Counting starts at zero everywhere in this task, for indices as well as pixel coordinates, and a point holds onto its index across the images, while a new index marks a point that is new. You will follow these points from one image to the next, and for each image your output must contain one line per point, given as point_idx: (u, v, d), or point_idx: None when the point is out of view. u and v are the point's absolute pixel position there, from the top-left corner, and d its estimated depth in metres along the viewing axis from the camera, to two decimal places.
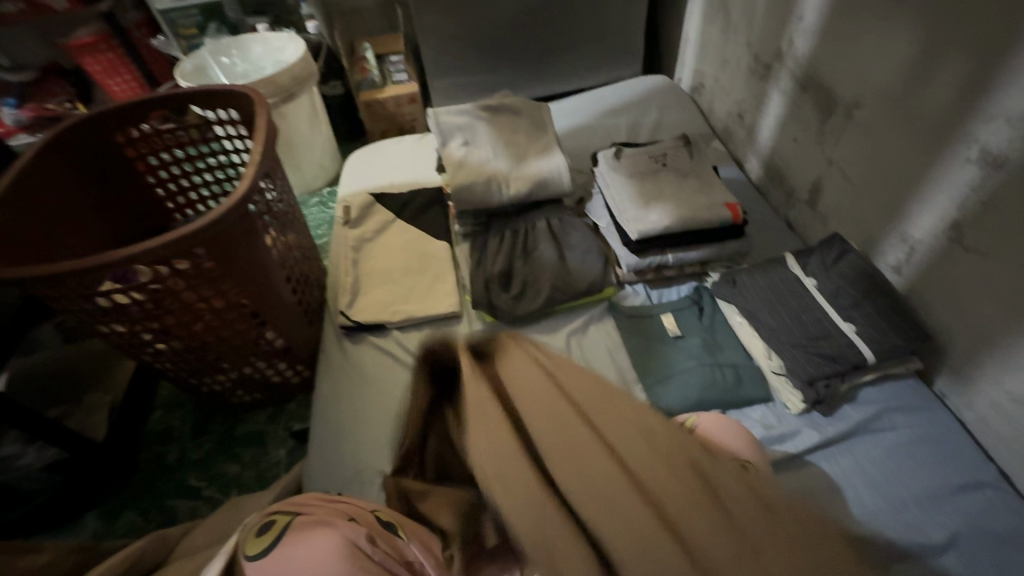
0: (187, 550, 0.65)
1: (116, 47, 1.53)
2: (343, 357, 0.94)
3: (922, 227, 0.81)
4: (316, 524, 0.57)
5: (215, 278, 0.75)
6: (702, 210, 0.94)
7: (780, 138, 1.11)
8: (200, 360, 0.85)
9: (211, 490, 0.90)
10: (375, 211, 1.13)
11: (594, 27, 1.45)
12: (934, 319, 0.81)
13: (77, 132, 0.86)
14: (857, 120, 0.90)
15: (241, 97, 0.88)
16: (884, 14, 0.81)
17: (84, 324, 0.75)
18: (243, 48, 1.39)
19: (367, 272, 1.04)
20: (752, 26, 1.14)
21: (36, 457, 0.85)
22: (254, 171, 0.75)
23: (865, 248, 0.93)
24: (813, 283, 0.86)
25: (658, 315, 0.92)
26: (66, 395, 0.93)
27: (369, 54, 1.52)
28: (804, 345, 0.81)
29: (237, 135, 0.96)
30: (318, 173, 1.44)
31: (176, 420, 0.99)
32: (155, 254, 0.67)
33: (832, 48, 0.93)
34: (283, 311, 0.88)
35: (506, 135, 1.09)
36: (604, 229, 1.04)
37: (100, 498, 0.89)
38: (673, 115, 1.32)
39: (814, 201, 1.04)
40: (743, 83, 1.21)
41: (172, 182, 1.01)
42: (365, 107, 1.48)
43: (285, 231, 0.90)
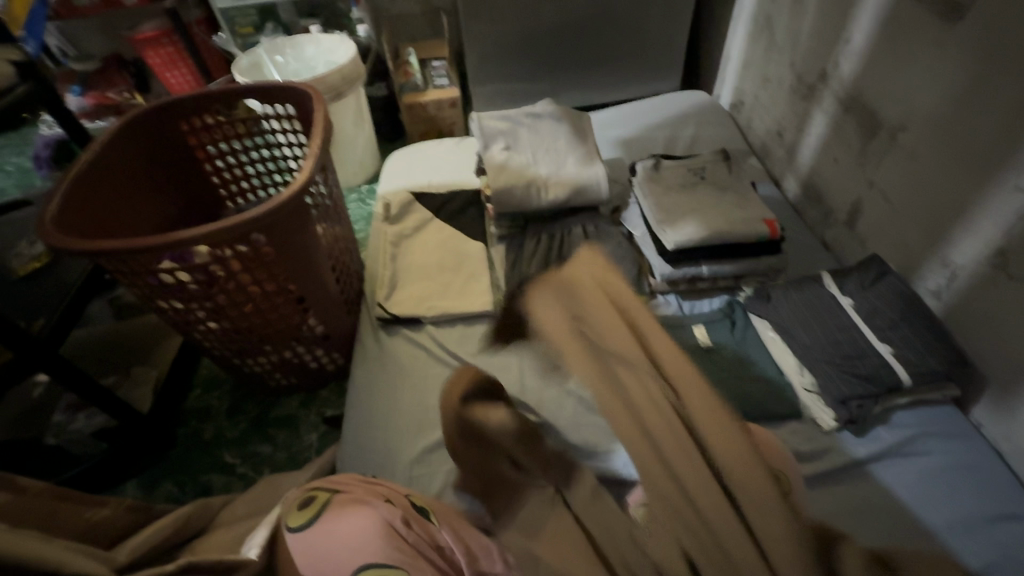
0: (228, 519, 0.68)
1: (177, 42, 1.61)
2: (379, 347, 0.97)
3: (965, 253, 0.80)
4: (355, 503, 0.59)
5: (269, 262, 0.79)
6: (739, 224, 0.94)
7: (819, 158, 1.11)
8: (245, 341, 0.89)
9: (244, 468, 0.93)
10: (414, 209, 1.16)
11: (636, 41, 1.47)
12: (975, 346, 0.80)
13: (147, 119, 0.91)
14: (901, 143, 0.90)
15: (300, 94, 0.93)
16: (934, 39, 0.81)
17: (145, 298, 0.79)
18: (296, 47, 1.45)
19: (405, 267, 1.07)
20: (796, 46, 1.15)
21: (86, 423, 0.89)
22: (312, 164, 0.78)
23: (904, 272, 0.93)
24: (849, 303, 0.86)
25: (690, 325, 0.92)
26: (117, 366, 0.97)
27: (413, 58, 1.57)
28: (839, 363, 0.81)
29: (292, 129, 1.01)
30: (359, 170, 1.49)
31: (215, 398, 1.03)
32: (219, 236, 0.71)
33: (879, 71, 0.93)
34: (326, 299, 0.91)
35: (547, 142, 1.11)
36: (638, 238, 1.05)
37: (141, 467, 0.92)
38: (711, 130, 1.33)
39: (852, 222, 1.04)
40: (784, 102, 1.21)
41: (226, 171, 1.06)
42: (407, 109, 1.53)
43: (333, 223, 0.93)
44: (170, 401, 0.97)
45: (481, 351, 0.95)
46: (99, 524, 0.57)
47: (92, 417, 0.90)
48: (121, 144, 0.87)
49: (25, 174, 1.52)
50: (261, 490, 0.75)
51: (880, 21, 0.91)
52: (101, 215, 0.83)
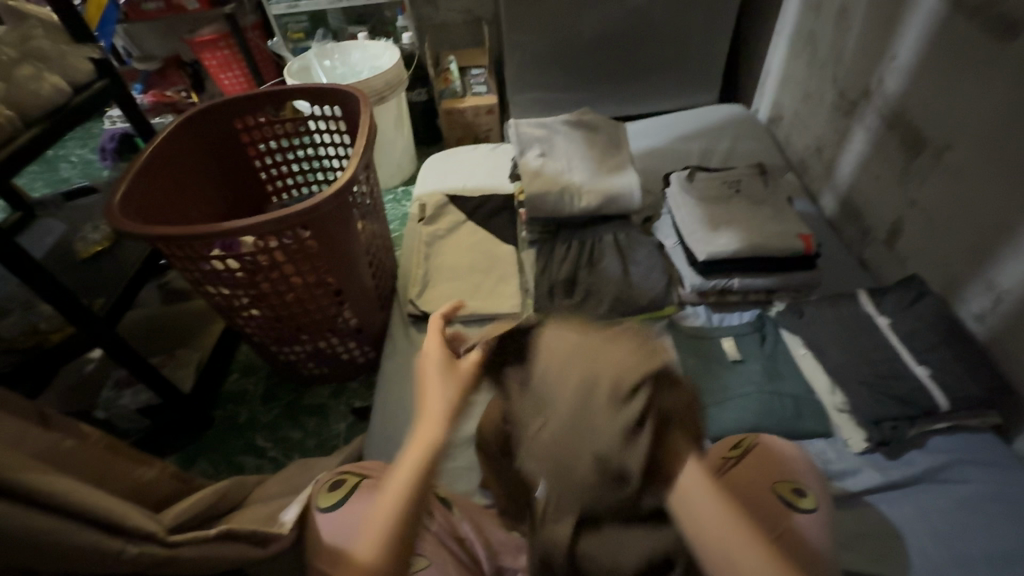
0: (260, 496, 0.71)
1: (232, 45, 1.69)
2: (408, 343, 1.00)
3: (1010, 276, 0.78)
4: (383, 488, 0.61)
5: (311, 255, 0.83)
6: (773, 238, 0.93)
7: (860, 175, 1.09)
8: (284, 330, 0.93)
9: (275, 452, 0.96)
10: (449, 211, 1.20)
11: (674, 54, 1.48)
12: (1019, 374, 0.78)
13: (206, 116, 0.97)
14: (948, 162, 0.88)
15: (347, 96, 0.97)
16: (985, 57, 0.80)
17: (195, 283, 0.84)
18: (343, 53, 1.52)
19: (437, 266, 1.10)
20: (839, 62, 1.14)
21: (131, 400, 0.94)
22: (356, 163, 0.82)
23: (946, 293, 0.90)
24: (886, 322, 0.85)
25: (718, 338, 0.92)
26: (164, 347, 1.03)
27: (454, 66, 1.62)
28: (873, 383, 0.79)
29: (337, 130, 1.05)
30: (396, 172, 1.53)
31: (251, 384, 1.07)
32: (267, 228, 0.75)
33: (926, 89, 0.91)
34: (361, 294, 0.95)
35: (582, 150, 1.13)
36: (670, 248, 1.05)
37: (180, 444, 0.97)
38: (748, 143, 1.32)
39: (893, 241, 1.01)
40: (825, 118, 1.20)
41: (274, 168, 1.11)
42: (445, 114, 1.57)
43: (371, 221, 0.97)
44: (209, 383, 1.02)
45: None
46: (144, 484, 0.60)
47: (137, 394, 0.94)
48: (181, 138, 0.93)
49: (88, 166, 1.63)
50: (292, 473, 0.78)
51: (928, 38, 0.90)
52: (160, 204, 0.88)
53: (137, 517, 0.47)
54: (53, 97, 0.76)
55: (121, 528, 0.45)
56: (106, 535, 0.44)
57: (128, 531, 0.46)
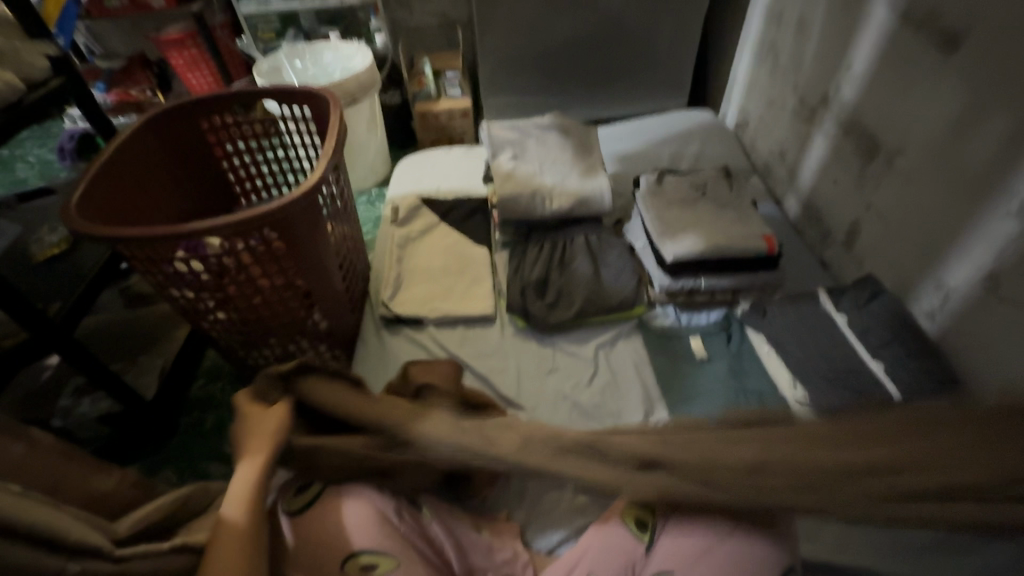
0: (225, 503, 0.70)
1: (201, 44, 1.66)
2: (380, 345, 0.99)
3: (956, 275, 0.82)
4: (351, 493, 0.62)
5: (279, 257, 0.82)
6: (737, 239, 0.96)
7: (820, 179, 1.14)
8: (252, 334, 0.92)
9: None
10: (421, 213, 1.19)
11: (645, 60, 1.51)
12: (966, 368, 0.82)
13: (170, 116, 0.95)
14: (899, 167, 0.92)
15: (317, 97, 0.96)
16: (931, 68, 0.84)
17: (158, 286, 0.82)
18: (315, 54, 1.50)
19: (410, 268, 1.10)
20: (800, 71, 1.18)
21: (90, 407, 0.93)
22: (326, 164, 0.81)
23: (899, 293, 0.94)
24: (844, 320, 0.88)
25: (687, 337, 0.97)
26: (127, 353, 1.00)
27: (428, 69, 1.62)
28: (830, 378, 0.83)
29: (307, 131, 1.04)
30: (369, 174, 1.52)
31: (218, 389, 1.05)
32: (231, 229, 0.74)
33: (878, 97, 0.96)
34: (332, 297, 0.94)
35: (554, 153, 1.14)
36: (639, 250, 1.08)
37: (142, 453, 0.94)
38: (715, 148, 1.36)
39: (850, 242, 1.06)
40: (787, 124, 1.24)
41: (242, 169, 1.09)
42: (419, 116, 1.57)
43: (342, 223, 0.96)
44: (174, 389, 1.00)
45: (481, 353, 0.97)
46: (102, 495, 0.59)
47: (96, 401, 0.93)
48: (143, 138, 0.91)
49: (47, 165, 1.57)
50: None
51: (879, 49, 0.94)
52: (121, 205, 0.86)
53: (81, 534, 0.46)
54: (5, 94, 0.73)
55: (61, 543, 0.44)
56: (50, 541, 0.43)
57: (68, 548, 0.45)
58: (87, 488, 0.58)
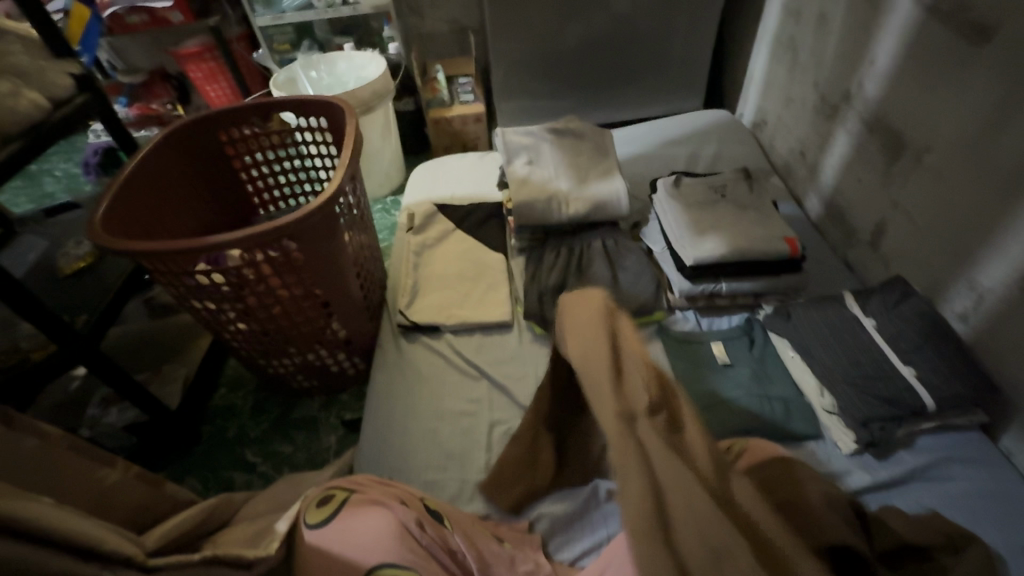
0: (249, 513, 0.70)
1: (218, 57, 1.69)
2: (398, 354, 0.99)
3: (991, 276, 0.79)
4: (373, 503, 0.61)
5: (298, 267, 0.82)
6: (759, 242, 0.94)
7: (843, 177, 1.11)
8: (272, 343, 0.92)
9: (264, 467, 0.95)
10: (437, 220, 1.19)
11: (659, 61, 1.49)
12: (1002, 372, 0.79)
13: (190, 129, 0.96)
14: (927, 164, 0.89)
15: (333, 107, 0.97)
16: (961, 62, 0.81)
17: (180, 298, 0.83)
18: (330, 64, 1.52)
19: (426, 276, 1.10)
20: (820, 67, 1.15)
21: (115, 418, 0.92)
22: (342, 174, 0.82)
23: (930, 294, 0.91)
24: (872, 324, 0.85)
25: (708, 342, 0.93)
26: (151, 363, 1.02)
27: (441, 75, 1.62)
28: (860, 384, 0.80)
29: (324, 141, 1.05)
30: (384, 181, 1.53)
31: (239, 399, 1.06)
32: (251, 241, 0.74)
33: (904, 93, 0.93)
34: (350, 305, 0.94)
35: (569, 157, 1.13)
36: (657, 253, 1.06)
37: (166, 462, 0.95)
38: (733, 148, 1.33)
39: (876, 242, 1.03)
40: (807, 122, 1.21)
41: (260, 180, 1.10)
42: (433, 123, 1.57)
43: (359, 231, 0.96)
44: (197, 399, 1.01)
45: (498, 360, 0.96)
46: (112, 488, 0.60)
47: (121, 412, 0.93)
48: (163, 152, 0.92)
49: (72, 180, 1.61)
50: (279, 488, 0.76)
51: (905, 43, 0.92)
52: (143, 218, 0.87)
53: (115, 546, 0.46)
54: (32, 112, 0.75)
55: (92, 552, 0.45)
56: (71, 557, 0.43)
57: (102, 556, 0.46)
58: (94, 484, 0.59)
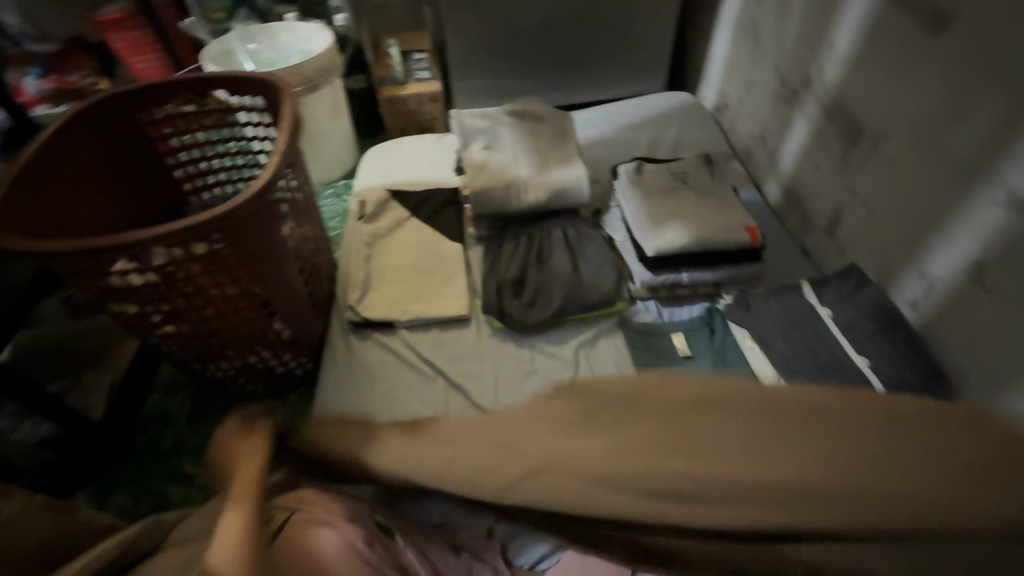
0: (181, 536, 0.64)
1: (143, 26, 1.53)
2: (349, 352, 0.94)
3: (942, 265, 0.80)
4: (314, 524, 0.56)
5: (231, 264, 0.75)
6: (720, 231, 0.93)
7: (802, 163, 1.10)
8: (207, 346, 0.85)
9: (206, 478, 0.88)
10: (390, 208, 1.13)
11: (620, 39, 1.45)
12: (948, 358, 0.81)
13: (102, 109, 0.86)
14: (884, 152, 0.89)
15: (269, 85, 0.88)
16: (918, 48, 0.80)
17: (95, 300, 0.75)
18: (270, 36, 1.40)
19: (379, 268, 1.03)
20: (781, 51, 1.14)
21: (32, 432, 0.85)
22: (277, 161, 0.74)
23: (883, 282, 0.92)
24: (828, 314, 0.86)
25: (669, 334, 0.92)
26: (72, 369, 0.93)
27: (393, 50, 1.52)
28: (815, 374, 0.81)
29: (260, 122, 0.95)
30: (335, 165, 1.44)
31: (177, 404, 0.97)
32: (172, 237, 0.66)
33: (863, 79, 0.92)
34: (293, 302, 0.88)
35: (529, 142, 1.08)
36: (619, 242, 1.03)
37: (93, 477, 0.87)
38: (695, 132, 1.31)
39: (833, 230, 1.03)
40: (768, 107, 1.20)
41: (190, 165, 1.00)
42: (386, 102, 1.48)
43: (301, 222, 0.89)
44: (127, 406, 0.93)
45: (456, 358, 0.92)
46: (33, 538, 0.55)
47: (37, 426, 0.86)
48: (70, 134, 0.82)
49: None
50: None
51: (864, 28, 0.90)
52: (48, 210, 0.77)
53: None
54: None
55: None
56: None
57: None
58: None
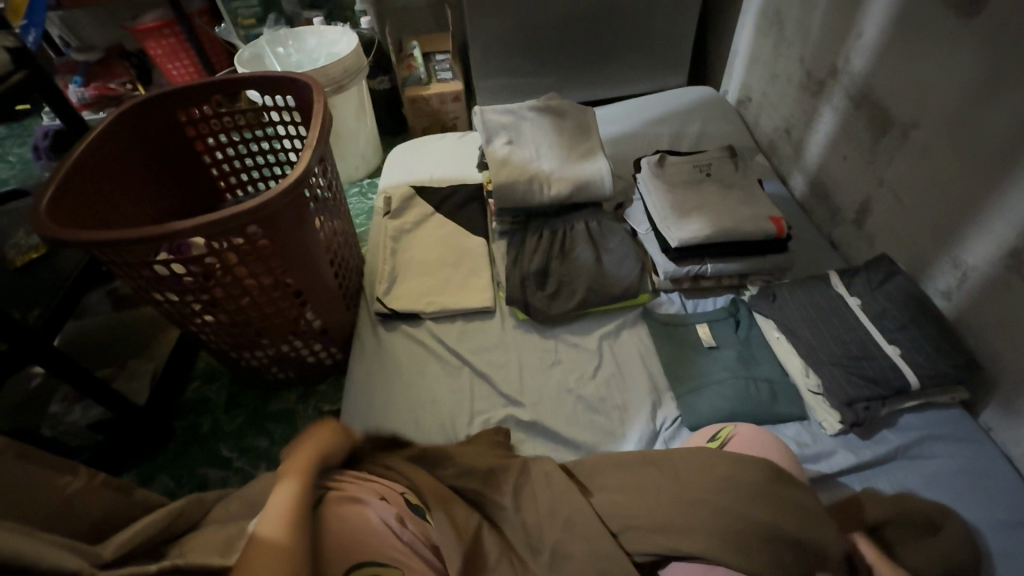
0: (221, 516, 0.67)
1: (179, 33, 1.59)
2: (377, 343, 0.96)
3: (977, 254, 0.78)
4: (349, 501, 0.58)
5: (266, 255, 0.78)
6: (745, 222, 0.92)
7: (829, 155, 1.09)
8: (243, 335, 0.88)
9: (241, 463, 0.92)
10: (415, 204, 1.15)
11: (642, 35, 1.45)
12: (983, 349, 0.79)
13: (145, 109, 0.90)
14: (913, 141, 0.88)
15: (301, 85, 0.91)
16: (950, 33, 0.79)
17: (139, 290, 0.79)
18: (299, 40, 1.44)
19: (405, 261, 1.06)
20: (806, 42, 1.13)
21: (82, 415, 0.90)
22: (310, 156, 0.77)
23: (913, 273, 0.91)
24: (857, 304, 0.85)
25: (693, 324, 0.92)
26: (117, 357, 0.97)
27: (417, 51, 1.55)
28: (845, 364, 0.79)
29: (292, 121, 0.99)
30: (360, 164, 1.47)
31: (213, 392, 1.01)
32: (213, 229, 0.69)
33: (892, 67, 0.91)
34: (323, 293, 0.90)
35: (551, 137, 1.10)
36: (642, 235, 1.04)
37: (136, 460, 0.91)
38: (718, 126, 1.31)
39: (861, 221, 1.02)
40: (793, 99, 1.19)
41: (226, 163, 1.04)
42: (410, 102, 1.51)
43: (331, 216, 0.92)
44: (167, 394, 0.97)
45: (480, 349, 0.93)
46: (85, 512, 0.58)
47: (87, 409, 0.90)
48: (115, 134, 0.86)
49: (26, 165, 1.51)
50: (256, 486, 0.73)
51: (893, 15, 0.89)
52: (96, 205, 0.82)
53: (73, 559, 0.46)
54: None
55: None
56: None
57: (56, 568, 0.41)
58: (57, 494, 0.56)
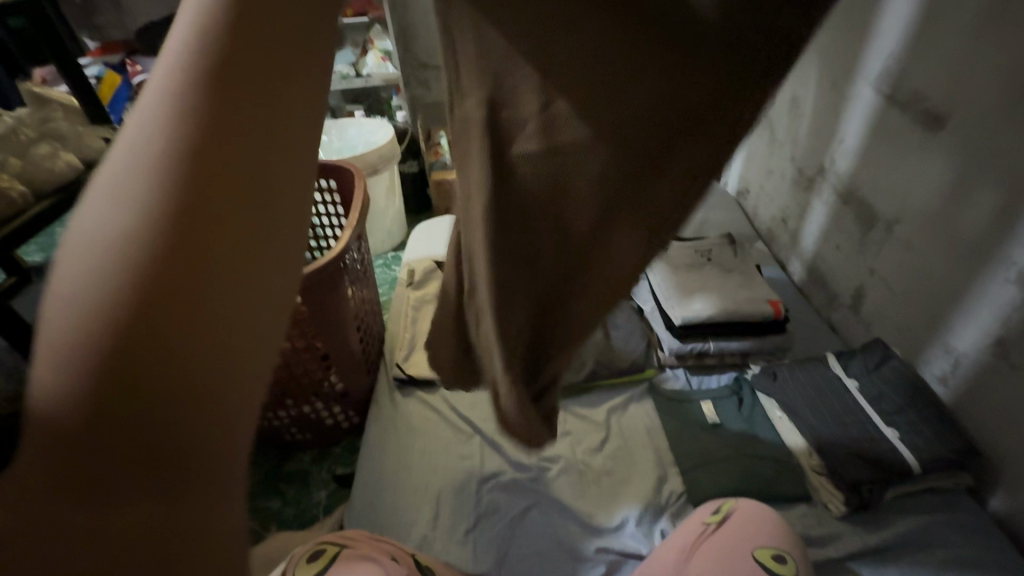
0: None
1: None
2: (393, 407, 1.01)
3: (965, 341, 0.83)
4: (363, 559, 0.61)
5: (303, 321, 0.85)
6: (746, 304, 1.00)
7: (823, 245, 1.16)
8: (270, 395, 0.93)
9: (252, 522, 0.93)
10: (436, 277, 1.24)
11: None
12: (983, 435, 0.81)
13: None
14: (898, 235, 0.95)
15: (344, 172, 1.03)
16: (918, 143, 0.89)
17: None
18: (341, 129, 1.62)
19: (424, 331, 1.13)
20: (796, 144, 1.23)
21: None
22: (350, 234, 0.86)
23: (909, 358, 0.95)
24: (855, 385, 0.88)
25: (698, 401, 0.95)
26: None
27: (444, 141, 1.72)
28: (847, 445, 0.81)
29: (332, 201, 1.10)
30: (386, 239, 1.59)
31: None
32: None
33: (873, 167, 1.00)
34: (347, 357, 0.97)
35: None
36: (648, 312, 1.10)
37: None
38: (719, 215, 1.44)
39: (857, 306, 1.07)
40: (787, 192, 1.28)
41: None
42: (436, 184, 1.64)
43: (362, 287, 1.00)
44: None
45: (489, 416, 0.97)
46: None
47: None
48: None
49: None
50: (270, 548, 0.77)
51: (869, 124, 1.00)
52: None
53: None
54: (66, 172, 0.80)
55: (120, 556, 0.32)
56: None
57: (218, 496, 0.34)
58: None
